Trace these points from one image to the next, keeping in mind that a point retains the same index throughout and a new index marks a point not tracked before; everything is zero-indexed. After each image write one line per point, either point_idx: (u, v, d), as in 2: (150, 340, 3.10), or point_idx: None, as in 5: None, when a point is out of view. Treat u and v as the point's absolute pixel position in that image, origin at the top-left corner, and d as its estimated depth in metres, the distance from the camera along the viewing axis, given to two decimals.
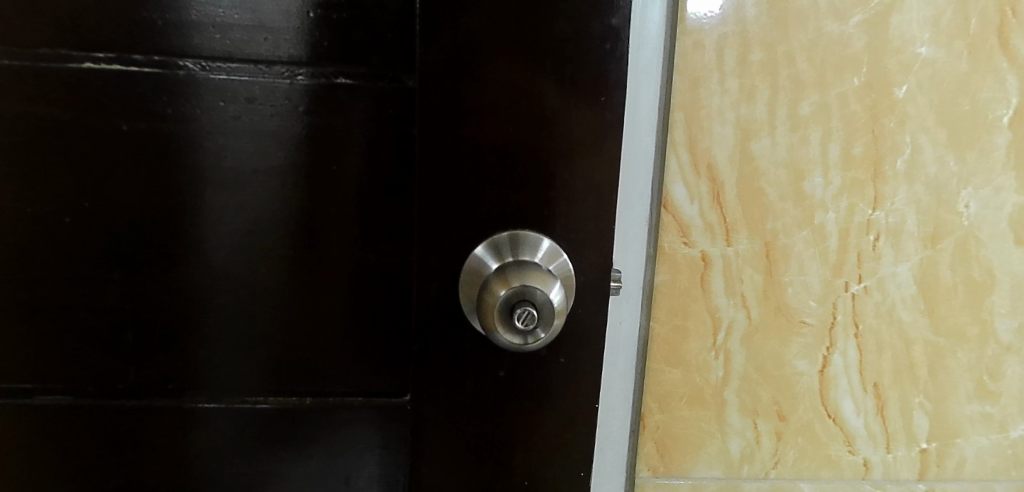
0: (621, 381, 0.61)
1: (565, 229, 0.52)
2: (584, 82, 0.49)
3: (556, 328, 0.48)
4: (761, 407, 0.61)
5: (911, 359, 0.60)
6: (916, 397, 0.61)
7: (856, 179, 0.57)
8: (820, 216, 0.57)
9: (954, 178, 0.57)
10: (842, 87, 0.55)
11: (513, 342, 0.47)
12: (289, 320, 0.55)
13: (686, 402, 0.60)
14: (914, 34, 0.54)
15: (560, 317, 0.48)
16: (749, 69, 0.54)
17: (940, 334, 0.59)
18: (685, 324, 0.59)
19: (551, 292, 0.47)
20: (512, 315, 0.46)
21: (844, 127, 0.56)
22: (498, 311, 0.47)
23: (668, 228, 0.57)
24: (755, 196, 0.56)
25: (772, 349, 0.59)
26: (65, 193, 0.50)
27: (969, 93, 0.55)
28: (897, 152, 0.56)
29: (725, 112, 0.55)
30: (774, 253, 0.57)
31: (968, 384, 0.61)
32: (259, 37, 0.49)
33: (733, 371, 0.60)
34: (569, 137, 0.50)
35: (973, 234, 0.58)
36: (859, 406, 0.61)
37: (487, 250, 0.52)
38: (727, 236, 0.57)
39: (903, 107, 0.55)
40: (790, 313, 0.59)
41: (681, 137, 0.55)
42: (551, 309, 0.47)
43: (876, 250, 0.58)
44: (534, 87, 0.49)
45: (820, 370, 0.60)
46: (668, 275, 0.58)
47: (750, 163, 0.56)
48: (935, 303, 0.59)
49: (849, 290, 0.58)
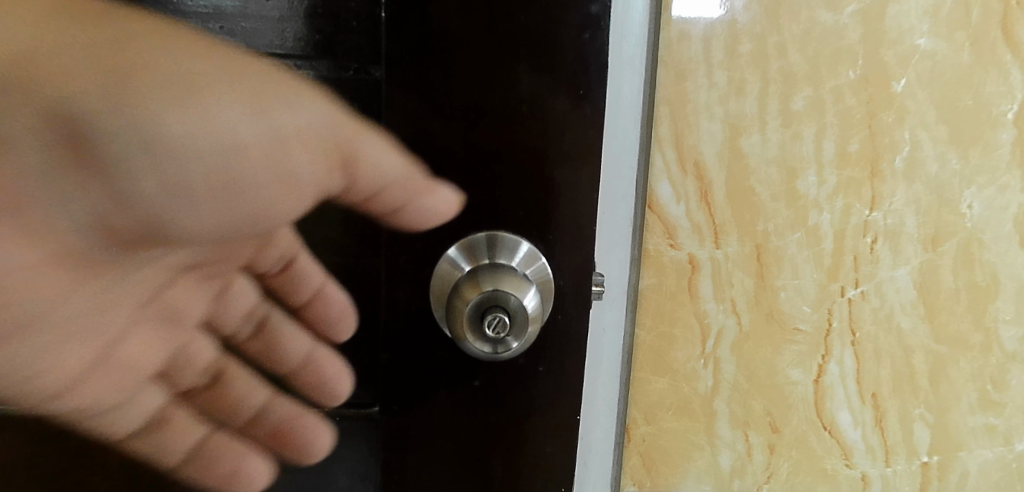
0: (605, 390, 0.58)
1: (543, 230, 0.49)
2: (562, 75, 0.46)
3: (530, 335, 0.45)
4: (753, 419, 0.57)
5: (911, 368, 0.57)
6: (916, 408, 0.57)
7: (852, 177, 0.54)
8: (813, 217, 0.54)
9: (956, 177, 0.54)
10: (837, 80, 0.52)
11: (483, 351, 0.44)
12: (300, 302, 0.53)
13: (674, 413, 0.57)
14: (913, 24, 0.51)
15: (535, 324, 0.45)
16: (738, 61, 0.51)
17: (941, 342, 0.56)
18: (672, 331, 0.56)
19: (525, 298, 0.44)
20: (483, 323, 0.44)
21: (840, 123, 0.53)
22: (469, 318, 0.44)
23: (653, 229, 0.54)
24: (745, 196, 0.53)
25: (764, 357, 0.56)
26: (169, 93, 0.39)
27: (972, 87, 0.52)
28: (895, 149, 0.53)
29: (714, 106, 0.52)
30: (766, 256, 0.54)
31: (971, 394, 0.57)
32: (215, 26, 0.46)
33: (723, 381, 0.56)
34: (546, 133, 0.48)
35: (977, 236, 0.54)
36: (857, 417, 0.58)
37: (461, 251, 0.48)
38: (716, 239, 0.54)
39: (902, 101, 0.52)
40: (783, 320, 0.56)
41: (666, 133, 0.52)
42: (524, 316, 0.44)
43: (874, 253, 0.55)
44: (509, 79, 0.46)
45: (815, 380, 0.57)
46: (654, 279, 0.55)
47: (739, 160, 0.53)
48: (935, 309, 0.56)
49: (845, 296, 0.55)
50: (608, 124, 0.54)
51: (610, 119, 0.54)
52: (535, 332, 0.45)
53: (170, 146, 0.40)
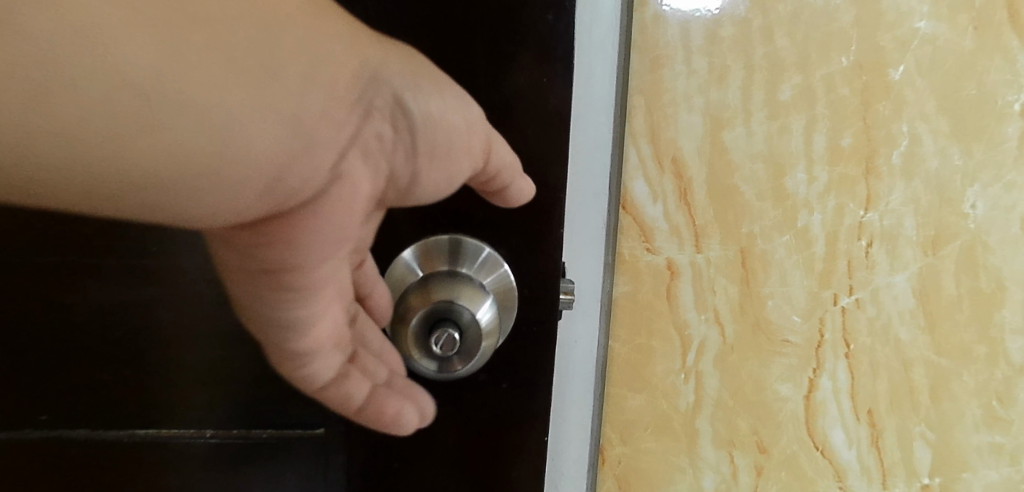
0: (578, 409, 0.53)
1: (504, 233, 0.44)
2: (525, 59, 0.42)
3: (483, 354, 0.40)
4: (739, 438, 0.52)
5: (910, 382, 0.52)
6: (916, 426, 0.53)
7: (845, 174, 0.49)
8: (803, 218, 0.49)
9: (958, 174, 0.49)
10: (828, 67, 0.47)
11: (429, 369, 0.39)
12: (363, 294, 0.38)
13: (651, 432, 0.52)
14: (911, 6, 0.47)
15: (489, 339, 0.40)
16: (719, 46, 0.47)
17: (942, 354, 0.52)
18: (650, 343, 0.51)
19: (479, 311, 0.40)
20: (430, 338, 0.39)
21: (831, 114, 0.48)
22: (415, 332, 0.39)
23: (628, 231, 0.49)
24: (728, 194, 0.48)
25: (750, 370, 0.51)
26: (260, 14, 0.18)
27: (975, 75, 0.48)
28: (892, 143, 0.49)
29: (693, 96, 0.47)
30: (751, 261, 0.50)
31: (975, 411, 0.52)
32: None
33: (706, 398, 0.51)
34: (506, 123, 0.42)
35: (981, 238, 0.50)
36: (851, 436, 0.53)
37: (416, 254, 0.42)
38: (698, 241, 0.49)
39: (900, 90, 0.48)
40: (770, 331, 0.51)
41: (641, 126, 0.48)
42: (477, 330, 0.39)
43: (869, 258, 0.50)
44: (463, 63, 0.41)
45: (805, 396, 0.52)
46: (629, 286, 0.50)
47: (721, 156, 0.48)
48: (936, 318, 0.51)
49: (838, 304, 0.51)
50: (576, 116, 0.48)
51: (576, 109, 0.48)
52: (492, 348, 0.40)
53: (443, 132, 0.28)
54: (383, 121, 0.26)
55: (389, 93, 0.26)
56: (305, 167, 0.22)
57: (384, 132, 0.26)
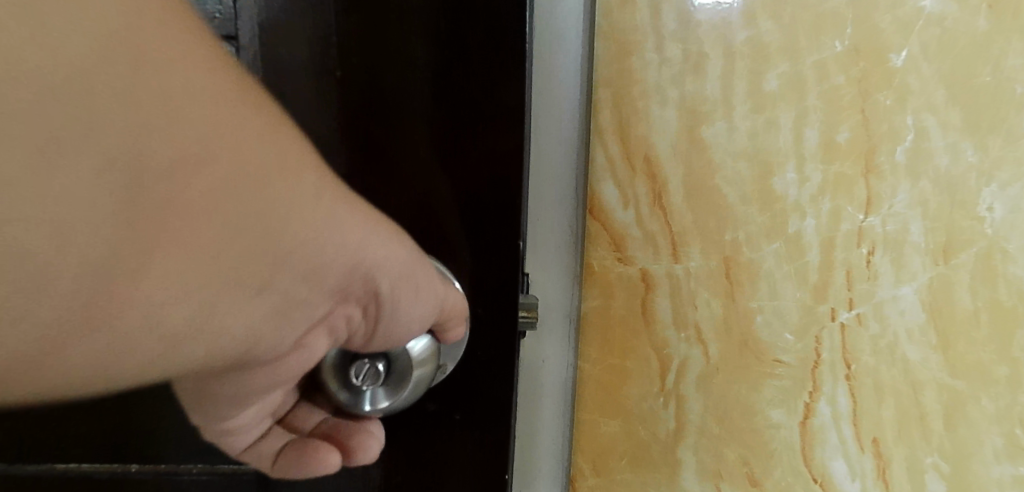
0: (547, 438, 0.47)
1: (465, 238, 0.36)
2: (472, 44, 0.35)
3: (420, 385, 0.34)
4: (726, 469, 0.47)
5: (920, 408, 0.46)
6: (928, 456, 0.47)
7: (842, 174, 0.43)
8: (795, 223, 0.44)
9: (971, 173, 0.43)
10: (819, 53, 0.42)
11: (346, 403, 0.34)
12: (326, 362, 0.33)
13: (627, 463, 0.47)
14: None
15: (425, 368, 0.34)
16: (695, 31, 0.41)
17: (957, 375, 0.46)
18: (624, 365, 0.45)
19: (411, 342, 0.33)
20: (350, 371, 0.33)
21: (825, 106, 0.43)
22: (331, 367, 0.33)
23: (596, 239, 0.44)
24: (708, 197, 0.43)
25: (737, 394, 0.46)
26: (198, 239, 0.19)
27: (991, 60, 0.42)
28: (895, 137, 0.43)
29: (666, 88, 0.42)
30: (737, 272, 0.44)
31: (996, 440, 0.46)
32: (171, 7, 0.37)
33: (689, 424, 0.46)
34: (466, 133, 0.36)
35: (999, 245, 0.44)
36: (854, 467, 0.47)
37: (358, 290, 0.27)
38: (675, 251, 0.44)
39: (903, 78, 0.42)
40: (760, 350, 0.45)
41: (608, 121, 0.42)
42: (408, 360, 0.33)
43: (871, 268, 0.45)
44: (422, 58, 0.36)
45: (801, 422, 0.46)
46: (600, 299, 0.45)
47: (700, 154, 0.43)
48: (948, 335, 0.45)
49: (836, 319, 0.45)
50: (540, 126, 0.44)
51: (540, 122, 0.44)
52: (428, 381, 0.34)
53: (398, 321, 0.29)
54: (357, 308, 0.28)
55: (376, 287, 0.27)
56: (278, 340, 0.25)
57: (354, 318, 0.28)
